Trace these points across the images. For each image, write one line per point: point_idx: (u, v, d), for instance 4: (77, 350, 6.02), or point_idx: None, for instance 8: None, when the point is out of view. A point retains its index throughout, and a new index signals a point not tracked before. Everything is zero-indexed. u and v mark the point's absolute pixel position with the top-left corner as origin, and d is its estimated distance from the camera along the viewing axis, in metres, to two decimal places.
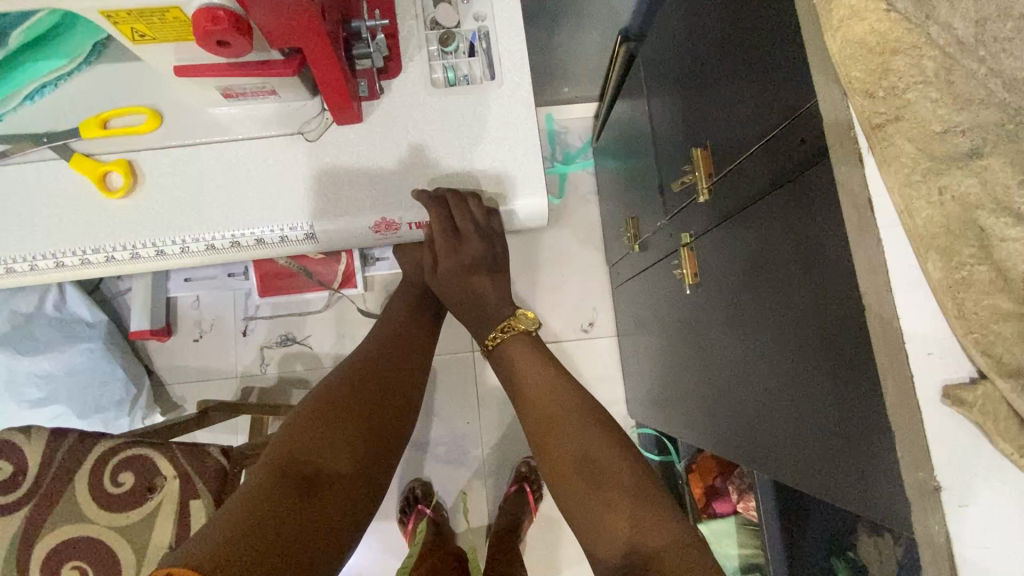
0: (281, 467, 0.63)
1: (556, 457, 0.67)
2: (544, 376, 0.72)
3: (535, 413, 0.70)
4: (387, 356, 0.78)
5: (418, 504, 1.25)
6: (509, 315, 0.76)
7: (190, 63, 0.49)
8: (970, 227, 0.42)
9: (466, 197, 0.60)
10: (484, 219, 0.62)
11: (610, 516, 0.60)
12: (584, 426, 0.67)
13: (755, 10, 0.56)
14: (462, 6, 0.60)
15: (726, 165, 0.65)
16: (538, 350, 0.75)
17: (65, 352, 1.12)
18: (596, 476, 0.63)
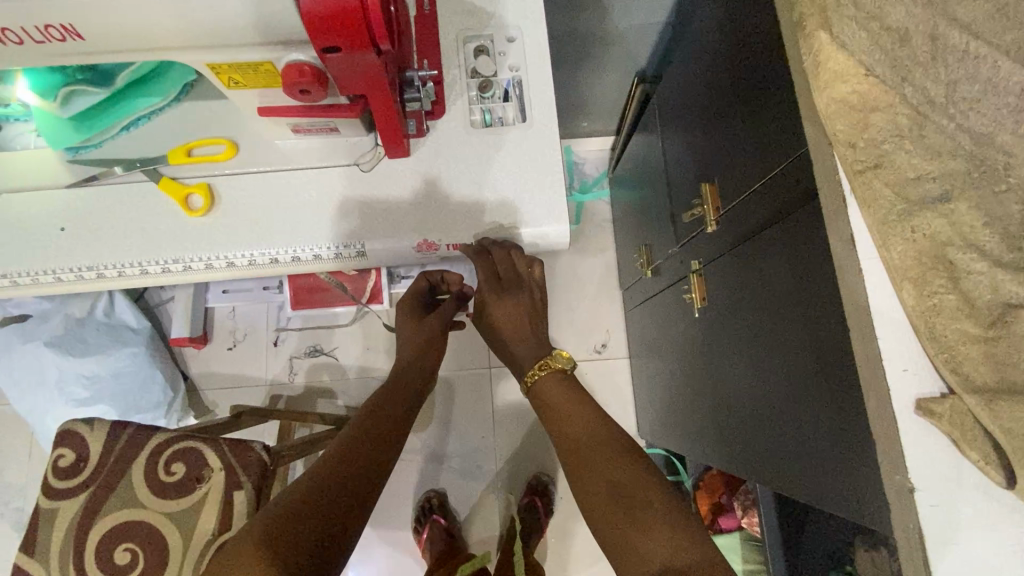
0: (302, 494, 0.57)
1: (584, 484, 0.59)
2: (576, 412, 0.64)
3: (565, 448, 0.63)
4: (400, 391, 0.74)
5: (432, 514, 1.30)
6: (543, 352, 0.69)
7: (272, 105, 0.57)
8: (941, 260, 0.48)
9: (510, 249, 0.67)
10: (525, 269, 0.69)
11: (649, 546, 0.52)
12: (616, 455, 0.60)
13: (756, 67, 0.65)
14: (500, 58, 0.69)
15: (730, 201, 0.72)
16: (576, 392, 0.66)
17: (111, 355, 1.23)
18: (631, 502, 0.56)
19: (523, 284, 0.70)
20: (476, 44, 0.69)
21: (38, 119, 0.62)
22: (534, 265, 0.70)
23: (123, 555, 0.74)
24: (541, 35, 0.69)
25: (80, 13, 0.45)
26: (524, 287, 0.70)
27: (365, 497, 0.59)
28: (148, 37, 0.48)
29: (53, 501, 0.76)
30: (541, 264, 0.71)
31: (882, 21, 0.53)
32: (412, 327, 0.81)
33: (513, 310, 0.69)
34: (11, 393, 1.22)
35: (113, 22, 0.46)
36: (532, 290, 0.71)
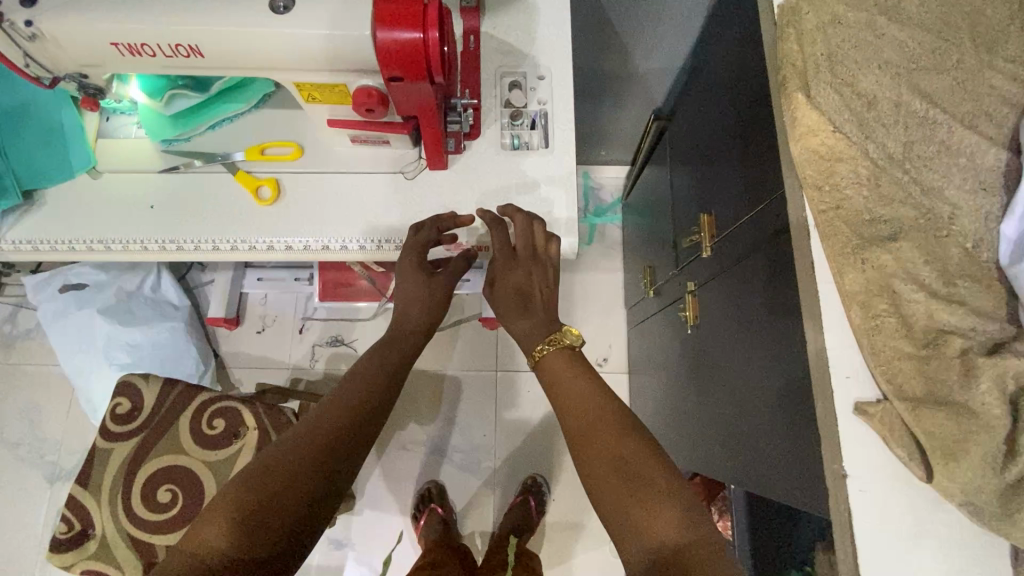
0: (296, 454, 0.58)
1: (589, 460, 0.60)
2: (582, 390, 0.65)
3: (570, 421, 0.64)
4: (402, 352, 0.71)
5: (432, 503, 1.38)
6: (553, 330, 0.71)
7: (339, 118, 0.69)
8: (886, 289, 0.57)
9: (531, 220, 0.73)
10: (543, 245, 0.73)
11: (647, 518, 0.55)
12: (618, 432, 0.61)
13: (750, 116, 0.75)
14: (530, 93, 0.80)
15: (723, 231, 0.82)
16: (584, 371, 0.67)
17: (154, 327, 1.35)
18: (632, 478, 0.57)
19: (538, 257, 0.73)
20: (510, 79, 0.80)
21: (145, 116, 0.75)
22: (554, 242, 0.73)
23: (166, 493, 0.85)
24: (567, 76, 0.81)
25: (208, 39, 0.57)
26: (539, 262, 0.73)
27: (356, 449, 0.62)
28: (254, 60, 0.59)
29: (111, 442, 0.86)
30: (559, 245, 0.73)
31: (854, 87, 0.63)
32: (417, 284, 0.73)
33: (525, 281, 0.72)
34: (61, 353, 1.34)
35: (231, 48, 0.58)
36: (549, 265, 0.73)
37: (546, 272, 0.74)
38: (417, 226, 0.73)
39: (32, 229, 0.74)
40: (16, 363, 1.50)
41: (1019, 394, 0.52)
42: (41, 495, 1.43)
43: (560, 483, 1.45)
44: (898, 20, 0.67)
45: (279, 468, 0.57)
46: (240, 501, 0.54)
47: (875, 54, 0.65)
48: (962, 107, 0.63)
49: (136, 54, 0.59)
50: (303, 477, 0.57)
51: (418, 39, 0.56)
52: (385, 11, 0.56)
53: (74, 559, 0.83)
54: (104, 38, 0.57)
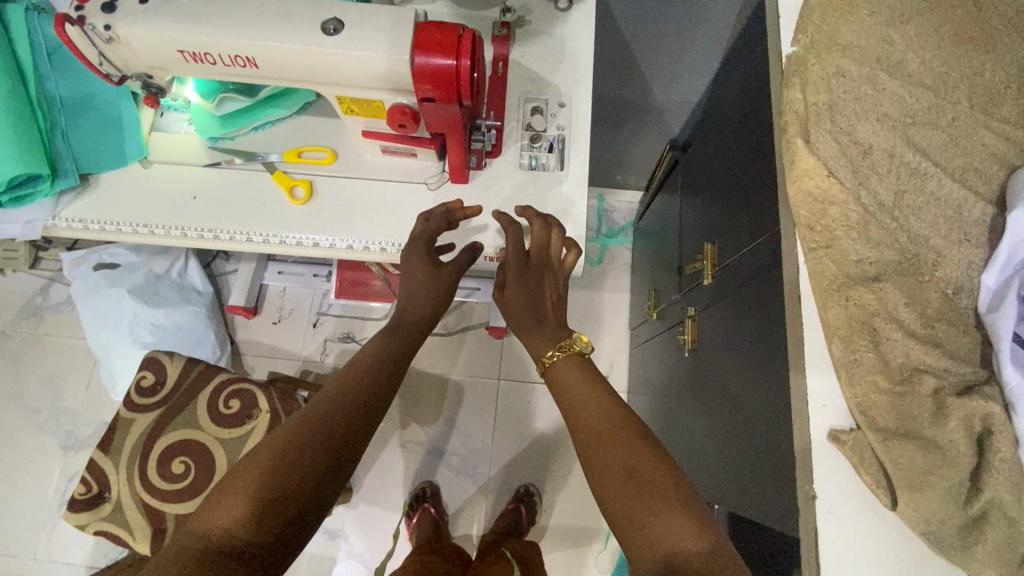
0: (296, 444, 0.59)
1: (602, 468, 0.61)
2: (592, 394, 0.67)
3: (583, 428, 0.64)
4: (406, 337, 0.74)
5: (425, 502, 1.40)
6: (563, 337, 0.72)
7: (374, 130, 0.76)
8: (867, 327, 0.61)
9: (549, 228, 0.77)
10: (558, 253, 0.77)
11: (658, 525, 0.56)
12: (629, 439, 0.62)
13: (755, 154, 0.80)
14: (550, 119, 0.86)
15: (725, 260, 0.86)
16: (594, 376, 0.69)
17: (177, 310, 1.42)
18: (644, 484, 0.58)
19: (552, 264, 0.77)
20: (533, 105, 0.86)
21: (196, 115, 0.82)
22: (570, 251, 0.77)
23: (180, 465, 0.90)
24: (585, 105, 0.86)
25: (263, 53, 0.62)
26: (553, 269, 0.77)
27: (351, 442, 0.62)
28: (303, 74, 0.65)
29: (133, 413, 0.92)
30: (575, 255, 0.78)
31: (852, 136, 0.68)
32: (425, 274, 0.76)
33: (538, 285, 0.75)
34: (88, 327, 1.41)
35: (283, 62, 0.64)
36: (561, 272, 0.77)
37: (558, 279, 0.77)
38: (428, 215, 0.78)
39: (83, 209, 0.80)
40: (44, 333, 1.58)
41: (985, 433, 0.56)
42: (55, 462, 1.50)
43: (553, 495, 1.48)
44: (899, 76, 0.71)
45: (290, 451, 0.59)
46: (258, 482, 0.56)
47: (875, 106, 0.69)
48: (954, 162, 0.67)
49: (198, 61, 0.65)
50: (298, 472, 0.58)
51: (451, 65, 0.62)
52: (422, 38, 0.63)
53: (89, 519, 0.88)
54: (172, 45, 0.63)
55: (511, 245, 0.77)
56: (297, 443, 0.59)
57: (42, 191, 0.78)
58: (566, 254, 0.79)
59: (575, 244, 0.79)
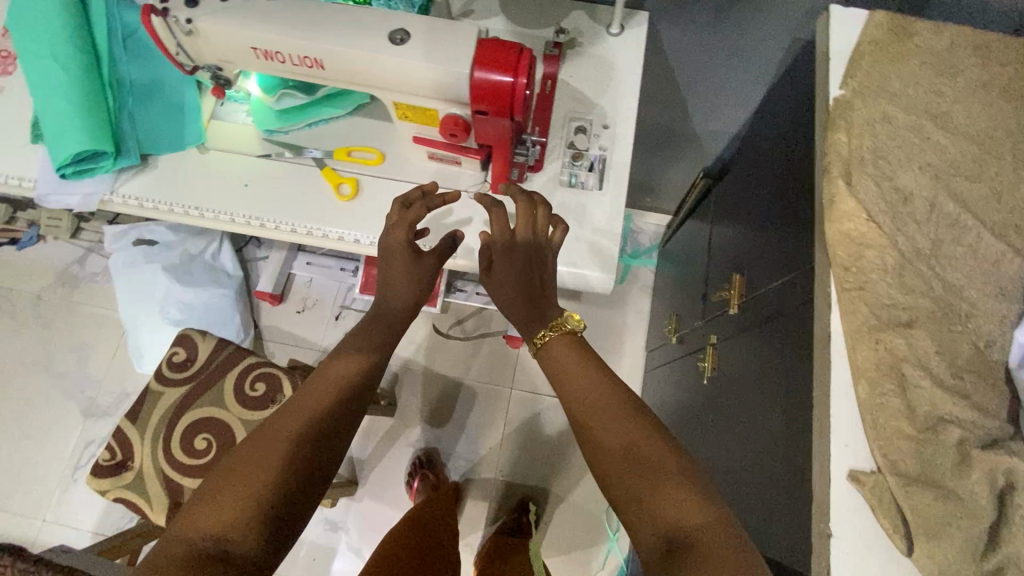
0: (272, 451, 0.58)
1: (601, 448, 0.62)
2: (588, 373, 0.67)
3: (578, 406, 0.65)
4: (390, 327, 0.75)
5: (422, 469, 1.45)
6: (554, 316, 0.72)
7: (424, 137, 0.79)
8: (896, 372, 0.61)
9: (533, 205, 0.74)
10: (544, 231, 0.75)
11: (657, 499, 0.57)
12: (625, 418, 0.63)
13: (793, 191, 0.81)
14: (593, 139, 0.87)
15: (753, 291, 0.88)
16: (588, 355, 0.69)
17: (207, 291, 1.46)
18: (645, 463, 0.59)
19: (539, 245, 0.74)
20: (577, 123, 0.88)
21: (255, 108, 0.85)
22: (556, 228, 0.75)
23: (202, 441, 0.92)
24: (628, 129, 0.88)
25: (330, 55, 0.65)
26: (540, 249, 0.75)
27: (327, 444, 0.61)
28: (365, 78, 0.68)
29: (162, 386, 0.95)
30: (562, 232, 0.76)
31: (893, 182, 0.69)
32: (404, 263, 0.75)
33: (524, 265, 0.73)
34: (121, 300, 1.46)
35: (347, 65, 0.66)
36: (550, 251, 0.75)
37: (544, 258, 0.75)
38: (407, 200, 0.77)
39: (140, 188, 0.84)
40: (77, 301, 1.63)
41: (1008, 490, 0.56)
42: (75, 427, 1.54)
43: (556, 510, 1.47)
44: (945, 127, 0.72)
45: (262, 455, 0.57)
46: (242, 487, 0.55)
47: (918, 155, 0.70)
48: (995, 216, 0.67)
49: (269, 59, 0.68)
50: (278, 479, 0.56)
51: (508, 82, 0.65)
52: (483, 52, 0.65)
53: (110, 486, 0.91)
54: (247, 42, 0.66)
55: (495, 229, 0.73)
56: (275, 444, 0.58)
57: (104, 168, 0.82)
58: (553, 231, 0.76)
59: (562, 221, 0.76)
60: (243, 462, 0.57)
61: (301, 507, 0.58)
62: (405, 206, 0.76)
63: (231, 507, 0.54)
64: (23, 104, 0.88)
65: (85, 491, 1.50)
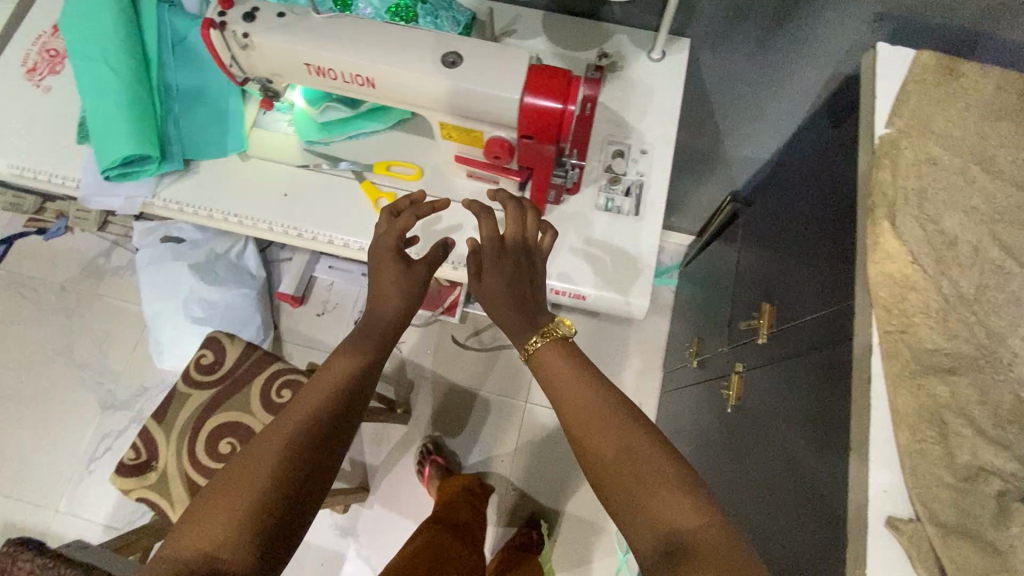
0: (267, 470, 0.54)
1: (594, 454, 0.58)
2: (579, 376, 0.62)
3: (569, 411, 0.61)
4: (382, 335, 0.68)
5: (431, 456, 1.47)
6: (544, 320, 0.68)
7: (465, 156, 0.79)
8: (936, 418, 0.61)
9: (524, 211, 0.72)
10: (533, 237, 0.72)
11: (655, 508, 0.53)
12: (619, 421, 0.59)
13: (831, 226, 0.81)
14: (630, 164, 0.88)
15: (785, 323, 0.87)
16: (578, 357, 0.65)
17: (231, 291, 1.47)
18: (643, 469, 0.55)
19: (529, 251, 0.72)
20: (615, 148, 0.88)
21: (297, 119, 0.86)
22: (546, 234, 0.73)
23: (226, 445, 0.93)
24: (666, 155, 0.88)
25: (382, 74, 0.66)
26: (530, 252, 0.72)
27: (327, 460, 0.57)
28: (413, 98, 0.69)
29: (189, 388, 0.96)
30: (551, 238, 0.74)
31: (937, 225, 0.69)
32: (396, 270, 0.70)
33: (515, 271, 0.69)
34: (145, 295, 1.47)
35: (398, 85, 0.67)
36: (539, 256, 0.73)
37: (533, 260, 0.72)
38: (396, 209, 0.74)
39: (182, 192, 0.85)
40: (101, 294, 1.65)
41: None
42: (92, 419, 1.55)
43: (566, 527, 1.46)
44: (991, 171, 0.71)
45: (254, 469, 0.54)
46: (239, 510, 0.52)
47: (964, 199, 0.70)
48: None
49: (321, 75, 0.69)
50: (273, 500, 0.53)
51: (557, 108, 0.65)
52: (534, 79, 0.65)
53: (134, 485, 0.92)
54: (300, 58, 0.67)
55: (484, 233, 0.69)
56: (270, 463, 0.54)
57: (148, 171, 0.83)
58: (542, 237, 0.74)
59: (551, 227, 0.75)
60: (237, 482, 0.53)
61: (298, 525, 0.55)
62: (393, 214, 0.74)
63: (225, 524, 0.51)
64: (71, 106, 0.90)
65: (99, 484, 1.51)
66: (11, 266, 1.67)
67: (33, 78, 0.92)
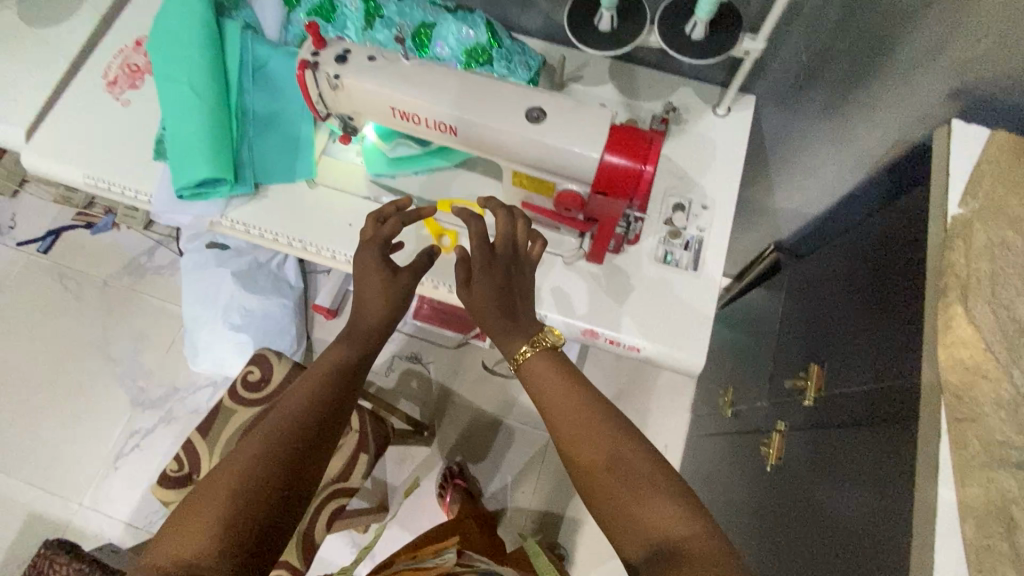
0: (244, 476, 0.58)
1: (586, 462, 0.62)
2: (569, 388, 0.65)
3: (560, 422, 0.64)
4: (366, 343, 0.71)
5: (454, 479, 1.46)
6: (533, 330, 0.69)
7: (532, 203, 0.81)
8: (1003, 513, 0.61)
9: (514, 220, 0.73)
10: (521, 245, 0.73)
11: (643, 512, 0.58)
12: (606, 431, 0.62)
13: (890, 295, 0.81)
14: (691, 219, 0.88)
15: (833, 387, 0.87)
16: (567, 368, 0.67)
17: (269, 301, 1.49)
18: (630, 475, 0.60)
19: (517, 256, 0.72)
20: (675, 201, 0.89)
21: (367, 151, 0.88)
22: (536, 243, 0.73)
23: None
24: (727, 212, 0.88)
25: (466, 123, 0.68)
26: (518, 260, 0.73)
27: (305, 462, 0.61)
28: (492, 146, 0.70)
29: (235, 404, 0.98)
30: (539, 246, 0.74)
31: (1010, 312, 0.69)
32: (380, 279, 0.72)
33: (504, 279, 0.70)
34: (186, 299, 1.50)
35: (479, 134, 0.69)
36: (527, 264, 0.73)
37: (521, 269, 0.73)
38: (381, 215, 0.76)
39: (250, 215, 0.87)
40: (141, 291, 1.68)
41: None
42: (122, 416, 1.57)
43: (584, 564, 1.45)
44: None
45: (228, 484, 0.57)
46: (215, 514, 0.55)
47: None
48: None
49: (405, 119, 0.71)
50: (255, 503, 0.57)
51: (637, 168, 0.66)
52: (615, 139, 0.66)
53: (175, 497, 0.93)
54: (387, 102, 0.69)
55: (473, 240, 0.70)
56: (247, 470, 0.58)
57: (220, 194, 0.85)
58: (531, 246, 0.75)
59: (541, 235, 0.75)
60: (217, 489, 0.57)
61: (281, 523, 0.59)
62: (380, 221, 0.76)
63: (199, 534, 0.54)
64: (150, 121, 0.93)
65: (123, 481, 1.52)
66: (55, 257, 1.70)
67: (114, 91, 0.95)
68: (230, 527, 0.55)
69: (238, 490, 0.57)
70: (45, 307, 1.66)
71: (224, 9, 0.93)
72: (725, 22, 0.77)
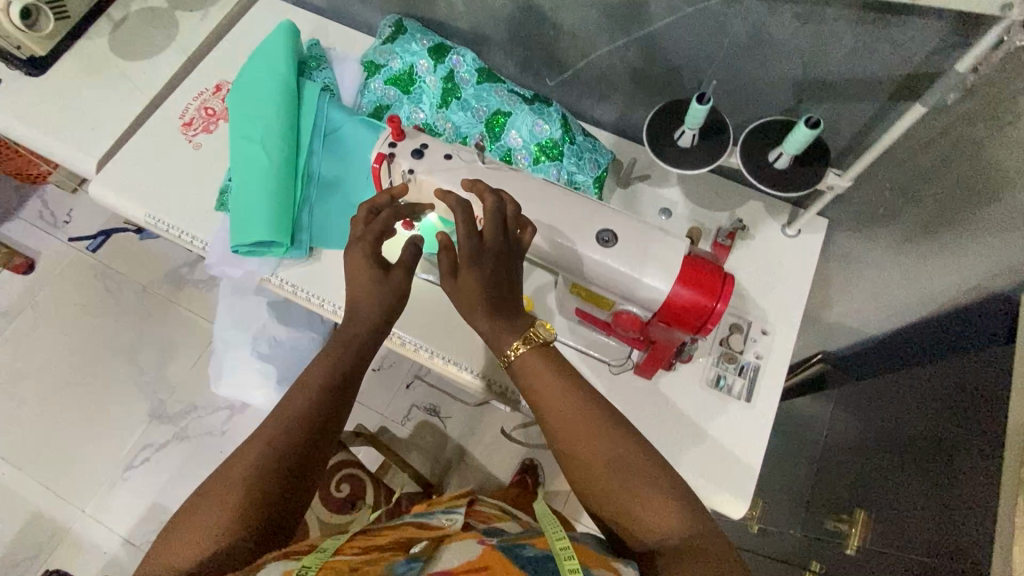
0: (250, 467, 0.54)
1: (582, 463, 0.56)
2: (560, 386, 0.59)
3: (551, 422, 0.58)
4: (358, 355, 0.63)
5: None
6: (525, 325, 0.62)
7: (585, 311, 0.79)
8: None
9: (502, 200, 0.63)
10: (512, 232, 0.62)
11: (644, 511, 0.53)
12: (602, 428, 0.57)
13: (952, 450, 0.76)
14: (748, 342, 0.84)
15: (882, 540, 0.81)
16: (562, 365, 0.60)
17: (299, 334, 1.48)
18: (629, 472, 0.55)
19: (509, 246, 0.62)
20: (732, 321, 0.85)
21: None
22: (524, 229, 0.63)
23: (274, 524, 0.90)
24: (787, 341, 0.84)
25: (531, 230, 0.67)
26: (511, 248, 0.63)
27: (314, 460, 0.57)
28: (554, 253, 0.68)
29: None
30: (530, 231, 0.63)
31: None
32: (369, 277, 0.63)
33: (495, 271, 0.60)
34: (219, 319, 1.50)
35: (544, 240, 0.67)
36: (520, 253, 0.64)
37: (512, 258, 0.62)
38: (374, 206, 0.67)
39: (300, 278, 0.87)
40: (176, 303, 1.70)
41: None
42: (138, 426, 1.58)
43: None
44: None
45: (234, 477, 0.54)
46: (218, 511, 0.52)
47: None
48: None
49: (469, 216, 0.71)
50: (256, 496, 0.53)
51: (708, 304, 0.63)
52: (689, 271, 0.63)
53: None
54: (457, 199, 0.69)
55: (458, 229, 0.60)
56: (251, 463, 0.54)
57: (274, 254, 0.85)
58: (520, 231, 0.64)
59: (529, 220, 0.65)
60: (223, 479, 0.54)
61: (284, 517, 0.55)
62: (373, 212, 0.67)
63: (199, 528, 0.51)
64: (217, 167, 0.94)
65: (129, 493, 1.52)
66: (101, 257, 1.74)
67: (187, 133, 0.96)
68: (234, 527, 0.52)
69: (241, 485, 0.53)
70: (83, 305, 1.69)
71: (306, 69, 0.96)
72: (812, 155, 0.74)
